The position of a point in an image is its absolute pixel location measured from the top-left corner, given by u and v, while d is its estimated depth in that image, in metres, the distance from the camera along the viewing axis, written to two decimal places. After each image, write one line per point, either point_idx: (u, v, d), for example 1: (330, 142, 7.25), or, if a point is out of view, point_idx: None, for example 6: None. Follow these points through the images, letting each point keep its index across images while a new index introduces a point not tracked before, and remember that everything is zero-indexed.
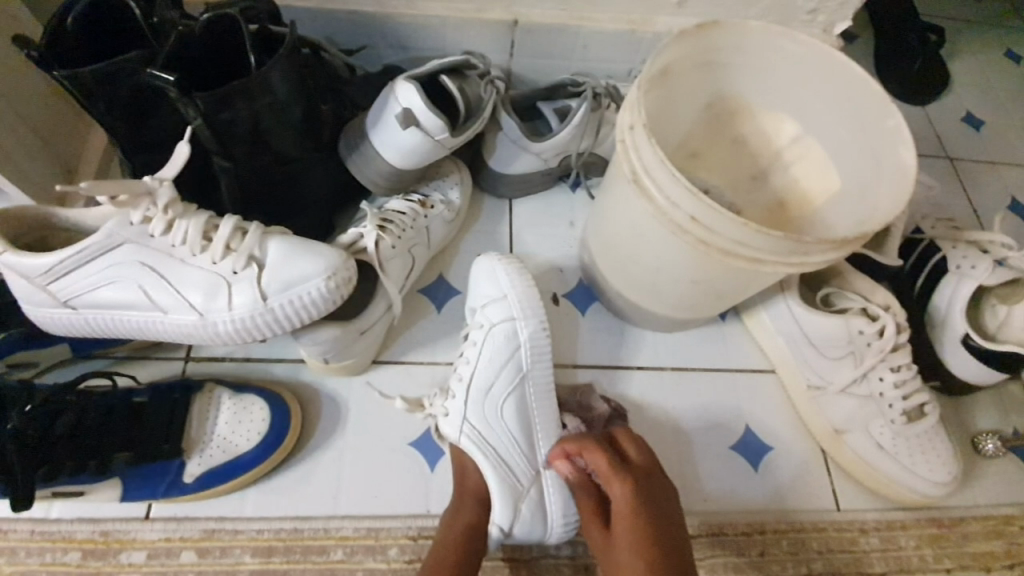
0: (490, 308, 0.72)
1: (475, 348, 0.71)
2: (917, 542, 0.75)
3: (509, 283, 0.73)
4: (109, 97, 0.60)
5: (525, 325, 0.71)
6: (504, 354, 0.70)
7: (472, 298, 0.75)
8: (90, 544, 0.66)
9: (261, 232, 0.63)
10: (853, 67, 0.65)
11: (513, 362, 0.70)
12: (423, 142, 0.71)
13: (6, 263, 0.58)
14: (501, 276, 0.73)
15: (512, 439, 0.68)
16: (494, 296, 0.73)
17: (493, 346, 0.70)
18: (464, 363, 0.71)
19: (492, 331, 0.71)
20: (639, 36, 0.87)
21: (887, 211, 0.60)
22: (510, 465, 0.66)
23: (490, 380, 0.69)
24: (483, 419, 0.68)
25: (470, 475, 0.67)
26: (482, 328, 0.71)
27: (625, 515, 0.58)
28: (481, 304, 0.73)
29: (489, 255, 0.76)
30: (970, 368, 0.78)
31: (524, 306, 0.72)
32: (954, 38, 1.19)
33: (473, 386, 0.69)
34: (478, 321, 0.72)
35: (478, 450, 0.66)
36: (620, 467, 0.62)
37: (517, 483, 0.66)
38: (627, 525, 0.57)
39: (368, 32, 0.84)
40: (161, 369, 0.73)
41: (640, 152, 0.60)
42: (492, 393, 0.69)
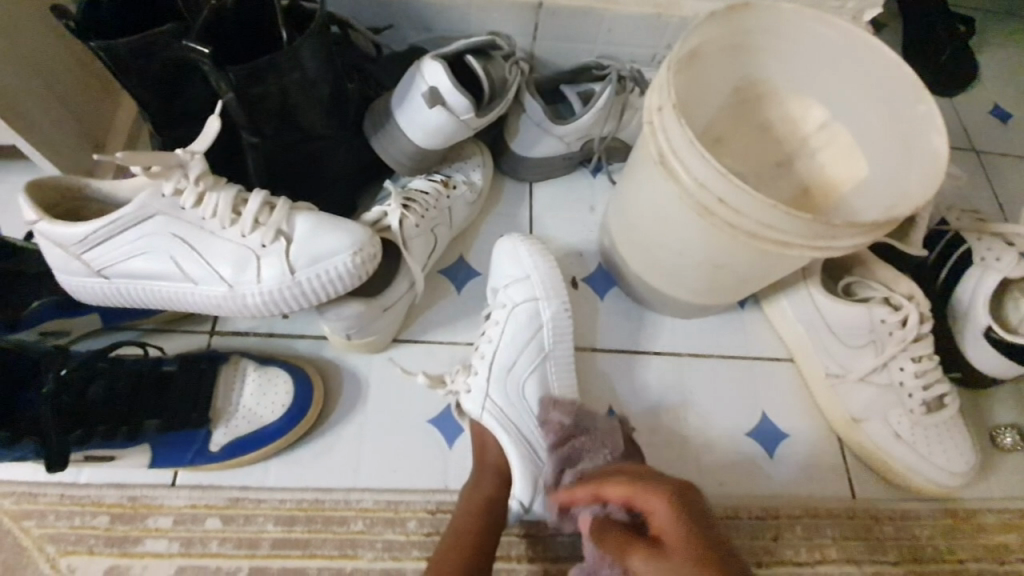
0: (513, 287, 0.73)
1: (497, 327, 0.71)
2: (932, 532, 0.75)
3: (532, 264, 0.73)
4: (142, 70, 0.61)
5: (548, 306, 0.72)
6: (525, 333, 0.71)
7: (494, 278, 0.76)
8: (119, 508, 0.68)
9: (289, 207, 0.64)
10: (886, 50, 0.65)
11: (535, 341, 0.71)
12: (449, 122, 0.71)
13: (41, 231, 0.59)
14: (524, 256, 0.74)
15: (533, 418, 0.68)
16: (516, 275, 0.73)
17: (515, 325, 0.71)
18: (486, 341, 0.71)
19: (514, 311, 0.71)
20: (665, 20, 0.87)
21: (916, 198, 0.59)
22: (532, 444, 0.67)
23: (511, 359, 0.70)
24: (503, 397, 0.68)
25: (489, 451, 0.68)
26: (504, 308, 0.72)
27: (672, 529, 0.46)
28: (504, 284, 0.74)
29: (512, 235, 0.76)
30: (991, 360, 0.78)
31: (546, 287, 0.72)
32: (982, 29, 1.17)
33: (496, 364, 0.69)
34: (501, 301, 0.73)
35: (498, 427, 0.67)
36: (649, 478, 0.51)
37: (538, 461, 0.66)
38: (679, 542, 0.45)
39: (394, 12, 0.84)
40: (187, 342, 0.75)
41: (668, 133, 0.60)
42: (513, 371, 0.69)
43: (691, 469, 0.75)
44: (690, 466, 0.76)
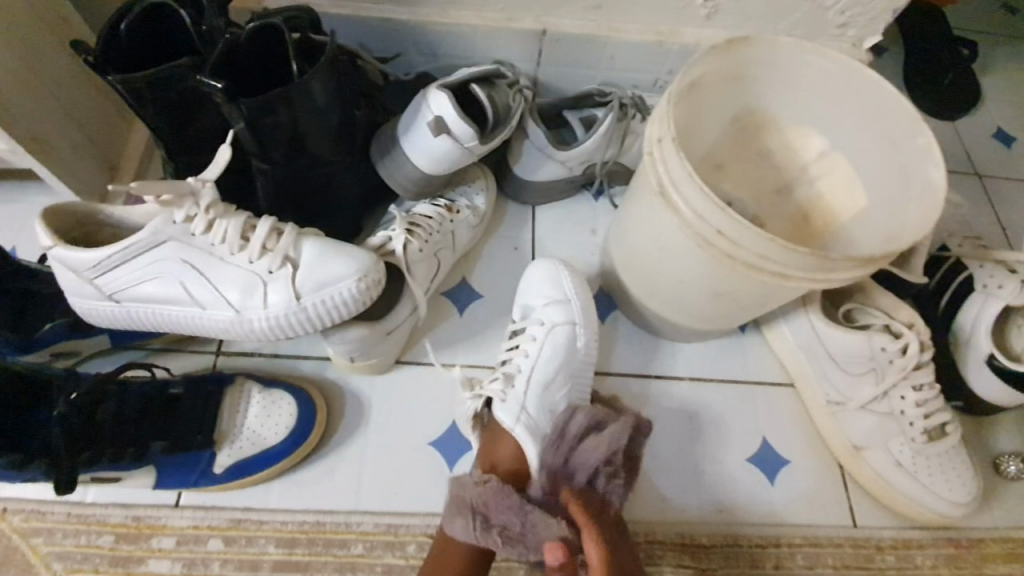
0: (550, 307, 0.74)
1: (535, 345, 0.72)
2: (934, 562, 0.75)
3: (572, 289, 0.76)
4: (157, 101, 0.62)
5: (584, 331, 0.74)
6: (560, 354, 0.72)
7: (524, 296, 0.77)
8: (123, 528, 0.68)
9: (296, 233, 0.65)
10: (883, 83, 0.66)
11: (568, 363, 0.72)
12: (453, 149, 0.73)
13: (55, 256, 0.61)
14: (560, 280, 0.76)
15: None
16: (555, 297, 0.75)
17: (553, 344, 0.72)
18: (523, 356, 0.72)
19: (553, 330, 0.73)
20: (667, 47, 0.88)
21: (915, 231, 0.60)
22: None
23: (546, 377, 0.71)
24: (538, 411, 0.69)
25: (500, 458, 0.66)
26: (540, 327, 0.73)
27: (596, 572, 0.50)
28: (540, 303, 0.75)
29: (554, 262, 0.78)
30: (993, 388, 0.78)
31: (578, 314, 0.74)
32: (986, 53, 1.17)
33: (534, 379, 0.70)
34: (536, 319, 0.74)
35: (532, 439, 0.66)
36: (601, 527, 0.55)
37: None
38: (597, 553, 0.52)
39: (401, 40, 0.86)
40: (193, 362, 0.76)
41: (668, 166, 0.61)
42: (549, 387, 0.71)
43: (691, 494, 0.75)
44: (691, 493, 0.75)
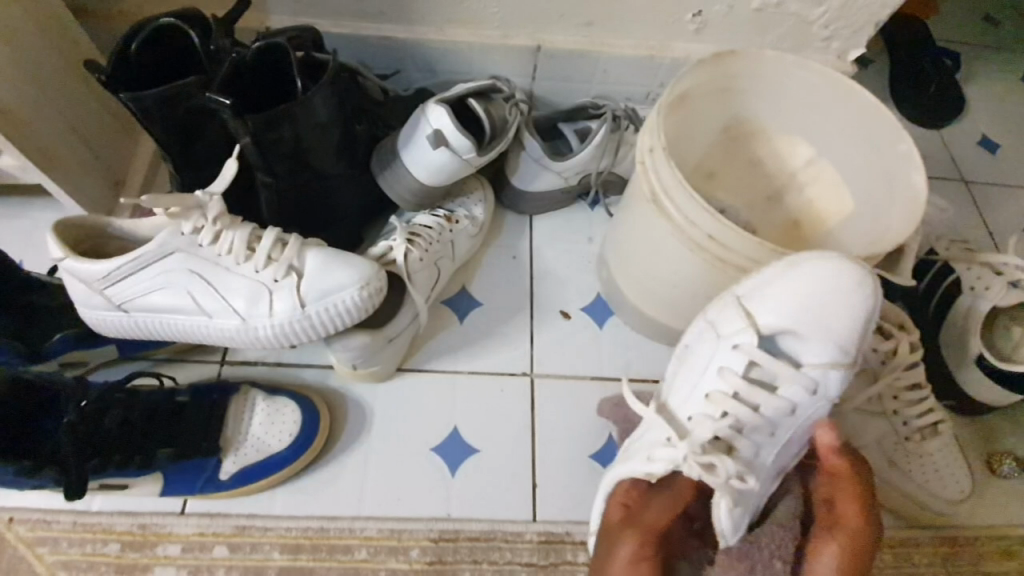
0: (810, 347, 0.56)
1: (782, 414, 0.58)
2: (931, 560, 0.75)
3: (834, 317, 0.55)
4: (166, 117, 0.65)
5: (841, 379, 0.57)
6: (800, 406, 0.58)
7: (800, 324, 0.56)
8: (129, 536, 0.69)
9: (300, 243, 0.67)
10: (864, 93, 0.69)
11: (805, 414, 0.58)
12: (452, 161, 0.75)
13: (67, 267, 0.63)
14: (848, 329, 0.55)
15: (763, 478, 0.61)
16: (836, 359, 0.56)
17: (795, 394, 0.57)
18: (764, 401, 0.57)
19: (804, 376, 0.56)
20: (658, 61, 0.91)
21: (898, 232, 0.63)
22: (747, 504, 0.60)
23: (774, 428, 0.59)
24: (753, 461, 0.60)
25: (646, 515, 0.58)
26: (802, 393, 0.57)
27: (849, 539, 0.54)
28: (801, 333, 0.56)
29: (860, 271, 0.55)
30: (983, 388, 0.79)
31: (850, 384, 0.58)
32: (970, 62, 1.21)
33: (759, 428, 0.58)
34: (801, 376, 0.56)
35: (739, 500, 0.58)
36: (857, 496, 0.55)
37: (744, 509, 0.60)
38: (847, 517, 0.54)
39: (400, 57, 0.89)
40: (199, 372, 0.78)
41: (660, 174, 0.64)
42: (769, 437, 0.59)
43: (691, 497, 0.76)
44: None
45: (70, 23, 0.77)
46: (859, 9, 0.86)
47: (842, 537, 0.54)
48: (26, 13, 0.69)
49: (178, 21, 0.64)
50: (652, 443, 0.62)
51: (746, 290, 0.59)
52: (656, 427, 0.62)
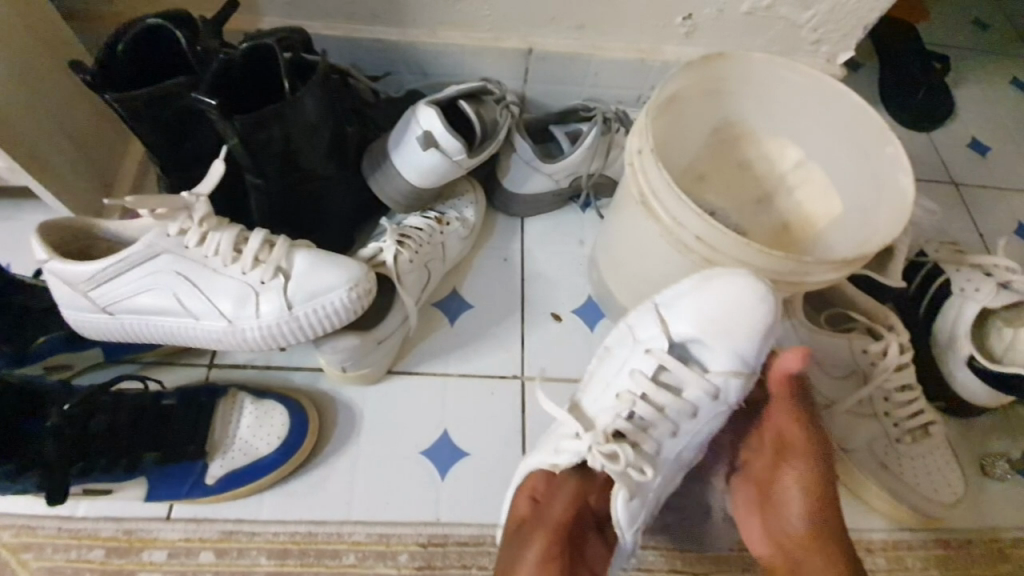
0: (713, 355, 0.59)
1: (685, 416, 0.61)
2: (924, 563, 0.75)
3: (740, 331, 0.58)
4: (153, 118, 0.65)
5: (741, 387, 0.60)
6: (703, 408, 0.61)
7: (705, 333, 0.59)
8: (114, 542, 0.68)
9: (289, 245, 0.67)
10: (852, 96, 0.69)
11: (706, 415, 0.62)
12: (442, 163, 0.75)
13: (52, 269, 0.62)
14: (746, 341, 0.58)
15: (661, 475, 0.64)
16: (738, 368, 0.59)
17: (697, 397, 0.60)
18: (667, 401, 0.60)
19: (705, 381, 0.59)
20: (649, 64, 0.92)
21: (886, 234, 0.63)
22: (643, 498, 0.61)
23: (676, 427, 0.62)
24: (653, 456, 0.62)
25: (554, 506, 0.60)
26: (705, 396, 0.60)
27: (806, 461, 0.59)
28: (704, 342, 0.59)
29: (764, 289, 0.58)
30: (974, 389, 0.79)
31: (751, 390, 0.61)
32: (959, 67, 1.21)
33: (661, 428, 0.61)
34: (704, 381, 0.59)
35: (634, 491, 0.60)
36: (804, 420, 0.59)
37: (639, 506, 0.61)
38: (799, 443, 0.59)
39: (392, 59, 0.89)
40: (187, 375, 0.77)
41: (649, 175, 0.64)
42: (672, 435, 0.62)
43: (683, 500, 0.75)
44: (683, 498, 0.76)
45: (60, 24, 0.76)
46: (849, 13, 0.86)
47: (801, 459, 0.59)
48: (17, 14, 0.69)
49: (166, 22, 0.64)
50: (562, 435, 0.63)
51: (664, 300, 0.62)
52: (567, 421, 0.63)
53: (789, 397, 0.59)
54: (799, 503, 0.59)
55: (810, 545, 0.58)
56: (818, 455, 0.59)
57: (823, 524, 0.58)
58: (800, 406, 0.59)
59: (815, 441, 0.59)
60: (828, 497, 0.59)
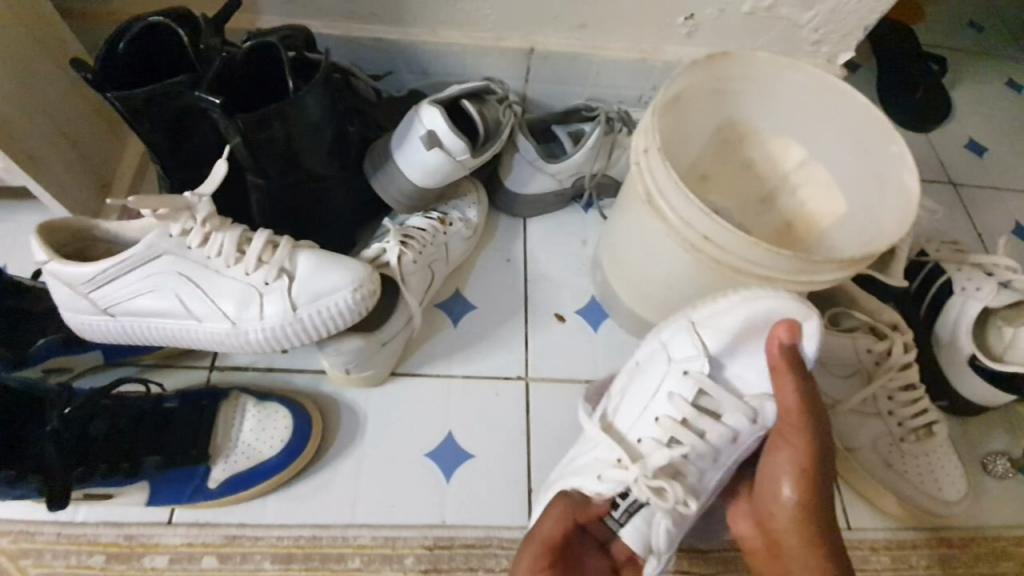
0: (749, 376, 0.61)
1: (728, 443, 0.61)
2: (928, 562, 0.75)
3: None
4: (155, 117, 0.64)
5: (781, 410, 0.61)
6: (744, 434, 0.61)
7: (741, 354, 0.61)
8: (115, 547, 0.67)
9: (292, 246, 0.66)
10: (856, 95, 0.69)
11: (748, 443, 0.61)
12: (446, 162, 0.75)
13: (51, 271, 0.61)
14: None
15: (703, 499, 0.63)
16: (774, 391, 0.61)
17: (738, 422, 0.60)
18: (708, 427, 0.60)
19: (744, 404, 0.60)
20: (650, 64, 0.91)
21: (892, 233, 0.63)
22: (685, 524, 0.61)
23: (719, 455, 0.61)
24: (697, 484, 0.62)
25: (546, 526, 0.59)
26: (745, 421, 0.60)
27: (798, 445, 0.55)
28: (739, 363, 0.61)
29: (809, 309, 0.58)
30: (976, 387, 0.80)
31: None
32: (956, 67, 1.22)
33: (703, 455, 0.61)
34: (743, 405, 0.60)
35: (677, 521, 0.60)
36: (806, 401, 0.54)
37: (681, 530, 0.61)
38: (795, 425, 0.55)
39: (393, 59, 0.89)
40: (187, 377, 0.76)
41: (654, 175, 0.64)
42: (714, 464, 0.62)
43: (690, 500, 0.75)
44: None
45: (57, 23, 0.75)
46: (850, 13, 0.86)
47: (797, 439, 0.55)
48: (13, 11, 0.68)
49: (167, 20, 0.63)
50: (602, 461, 0.62)
51: (700, 318, 0.62)
52: (605, 447, 0.63)
53: (787, 373, 0.54)
54: (788, 488, 0.56)
55: (797, 528, 0.55)
56: (812, 441, 0.54)
57: (813, 509, 0.55)
58: (803, 382, 0.54)
59: (812, 420, 0.54)
60: (823, 479, 0.55)
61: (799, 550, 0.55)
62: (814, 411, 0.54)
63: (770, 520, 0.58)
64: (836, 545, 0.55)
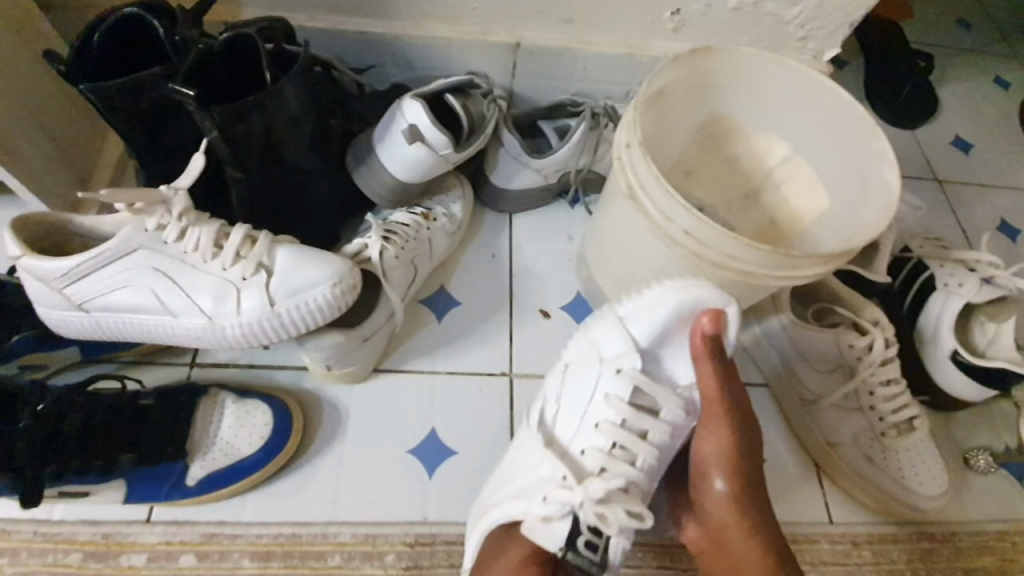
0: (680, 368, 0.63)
1: (666, 437, 0.62)
2: (909, 556, 0.76)
3: None
4: (130, 111, 0.63)
5: None
6: (679, 423, 0.62)
7: (668, 346, 0.62)
8: (92, 546, 0.66)
9: (270, 240, 0.65)
10: (837, 90, 0.69)
11: (683, 432, 0.63)
12: (428, 157, 0.74)
13: (23, 267, 0.60)
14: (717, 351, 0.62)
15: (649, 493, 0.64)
16: None
17: (674, 415, 0.61)
18: (646, 422, 0.61)
19: (676, 395, 0.62)
20: (637, 60, 0.91)
21: (873, 227, 0.63)
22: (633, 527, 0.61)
23: (659, 451, 0.62)
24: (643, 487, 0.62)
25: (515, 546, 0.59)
26: (680, 413, 0.62)
27: (723, 436, 0.56)
28: (668, 355, 0.63)
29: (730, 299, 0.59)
30: (958, 383, 0.80)
31: None
32: (943, 65, 1.23)
33: (646, 455, 0.61)
34: (677, 399, 0.61)
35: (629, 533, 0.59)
36: (725, 391, 0.56)
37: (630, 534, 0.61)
38: (720, 415, 0.56)
39: (377, 52, 0.88)
40: (167, 374, 0.75)
41: (636, 169, 0.64)
42: (657, 459, 0.63)
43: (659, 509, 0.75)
44: None
45: (34, 14, 0.74)
46: (835, 9, 0.86)
47: (722, 428, 0.56)
48: None
49: (142, 11, 0.62)
50: (545, 481, 0.60)
51: (629, 314, 0.62)
52: (550, 465, 0.61)
53: (708, 363, 0.56)
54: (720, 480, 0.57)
55: (734, 519, 0.57)
56: (736, 429, 0.56)
57: (744, 497, 0.57)
58: (722, 371, 0.56)
59: (732, 408, 0.56)
60: (749, 465, 0.57)
61: (742, 539, 0.56)
62: (732, 398, 0.56)
63: (709, 515, 0.59)
64: (773, 531, 0.56)
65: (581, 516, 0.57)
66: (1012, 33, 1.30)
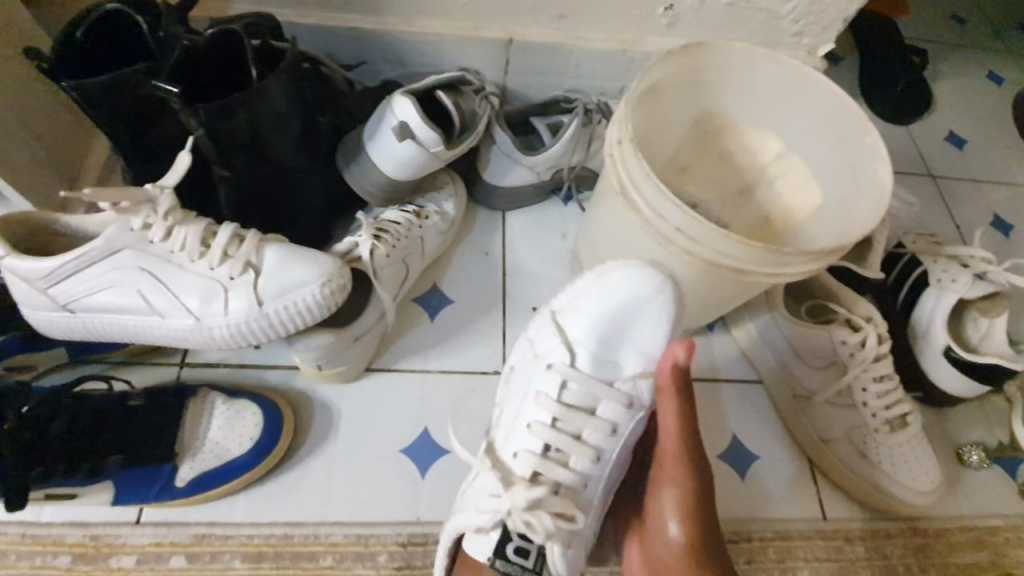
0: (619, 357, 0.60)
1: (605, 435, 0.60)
2: (902, 552, 0.76)
3: (642, 328, 0.59)
4: (115, 108, 0.62)
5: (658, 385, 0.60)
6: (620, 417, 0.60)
7: (604, 335, 0.59)
8: (81, 548, 0.66)
9: (258, 240, 0.64)
10: (831, 85, 0.69)
11: (627, 425, 0.61)
12: (418, 154, 0.73)
13: (6, 266, 0.59)
14: (652, 336, 0.59)
15: (597, 492, 0.62)
16: (646, 370, 0.59)
17: (612, 408, 0.59)
18: (580, 422, 0.60)
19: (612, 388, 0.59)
20: (630, 55, 0.91)
21: (865, 224, 0.63)
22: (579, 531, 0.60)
23: (599, 448, 0.60)
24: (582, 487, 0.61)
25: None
26: (617, 408, 0.59)
27: (680, 475, 0.57)
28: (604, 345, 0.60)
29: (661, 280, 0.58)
30: (952, 379, 0.80)
31: None
32: (938, 60, 1.23)
33: (584, 453, 0.60)
34: (611, 392, 0.59)
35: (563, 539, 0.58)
36: (687, 429, 0.56)
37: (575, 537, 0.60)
38: (678, 451, 0.57)
39: (368, 48, 0.87)
40: (156, 374, 0.74)
41: (628, 166, 0.63)
42: (600, 457, 0.61)
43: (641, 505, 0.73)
44: None
45: (19, 11, 0.73)
46: (829, 5, 0.86)
47: (678, 467, 0.57)
48: None
49: (125, 6, 0.61)
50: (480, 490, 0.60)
51: (560, 309, 0.62)
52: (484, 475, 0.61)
53: (671, 396, 0.55)
54: (676, 521, 0.57)
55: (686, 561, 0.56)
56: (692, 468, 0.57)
57: (698, 540, 0.57)
58: (686, 408, 0.55)
59: (692, 447, 0.56)
60: (704, 507, 0.57)
61: None
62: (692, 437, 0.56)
63: (660, 556, 0.59)
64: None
65: (509, 524, 0.57)
66: (1005, 28, 1.30)
